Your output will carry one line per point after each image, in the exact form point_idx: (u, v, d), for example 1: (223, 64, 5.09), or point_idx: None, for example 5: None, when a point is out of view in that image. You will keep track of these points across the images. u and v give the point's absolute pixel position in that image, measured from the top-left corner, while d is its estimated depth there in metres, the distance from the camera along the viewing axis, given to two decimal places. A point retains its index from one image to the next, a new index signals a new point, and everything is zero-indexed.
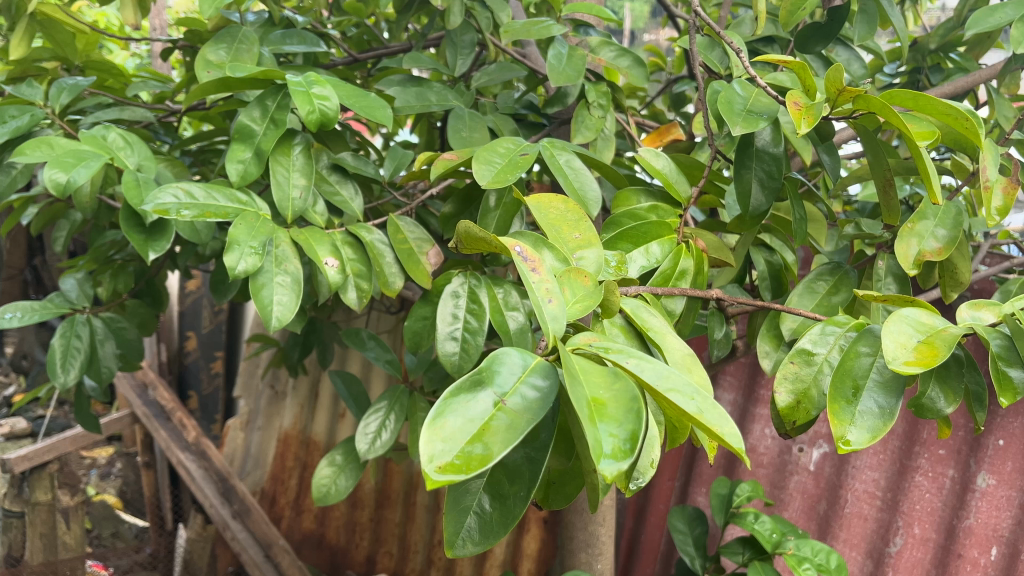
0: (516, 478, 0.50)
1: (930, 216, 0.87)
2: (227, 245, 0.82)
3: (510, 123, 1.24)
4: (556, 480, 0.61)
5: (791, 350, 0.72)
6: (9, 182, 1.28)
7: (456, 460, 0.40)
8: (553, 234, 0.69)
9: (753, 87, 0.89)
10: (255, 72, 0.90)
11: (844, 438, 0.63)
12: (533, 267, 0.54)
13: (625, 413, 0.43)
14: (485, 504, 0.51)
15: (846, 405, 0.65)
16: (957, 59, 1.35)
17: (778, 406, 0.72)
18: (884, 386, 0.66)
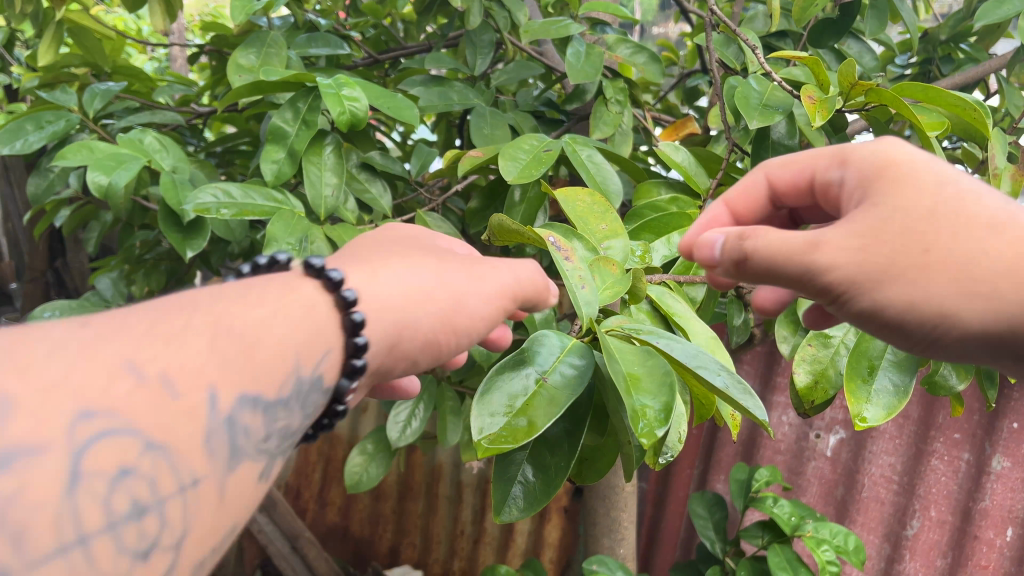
0: (557, 450, 0.57)
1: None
2: (265, 243, 0.86)
3: (530, 120, 1.27)
4: (588, 457, 0.65)
5: (810, 334, 0.81)
6: (47, 187, 1.32)
7: (504, 431, 0.45)
8: (580, 225, 0.73)
9: (768, 82, 0.92)
10: (287, 76, 0.94)
11: (860, 415, 0.72)
12: (567, 256, 0.60)
13: (658, 387, 0.47)
14: (528, 474, 0.58)
15: (863, 383, 0.73)
16: (967, 50, 1.37)
17: (797, 386, 0.79)
18: (898, 365, 0.73)
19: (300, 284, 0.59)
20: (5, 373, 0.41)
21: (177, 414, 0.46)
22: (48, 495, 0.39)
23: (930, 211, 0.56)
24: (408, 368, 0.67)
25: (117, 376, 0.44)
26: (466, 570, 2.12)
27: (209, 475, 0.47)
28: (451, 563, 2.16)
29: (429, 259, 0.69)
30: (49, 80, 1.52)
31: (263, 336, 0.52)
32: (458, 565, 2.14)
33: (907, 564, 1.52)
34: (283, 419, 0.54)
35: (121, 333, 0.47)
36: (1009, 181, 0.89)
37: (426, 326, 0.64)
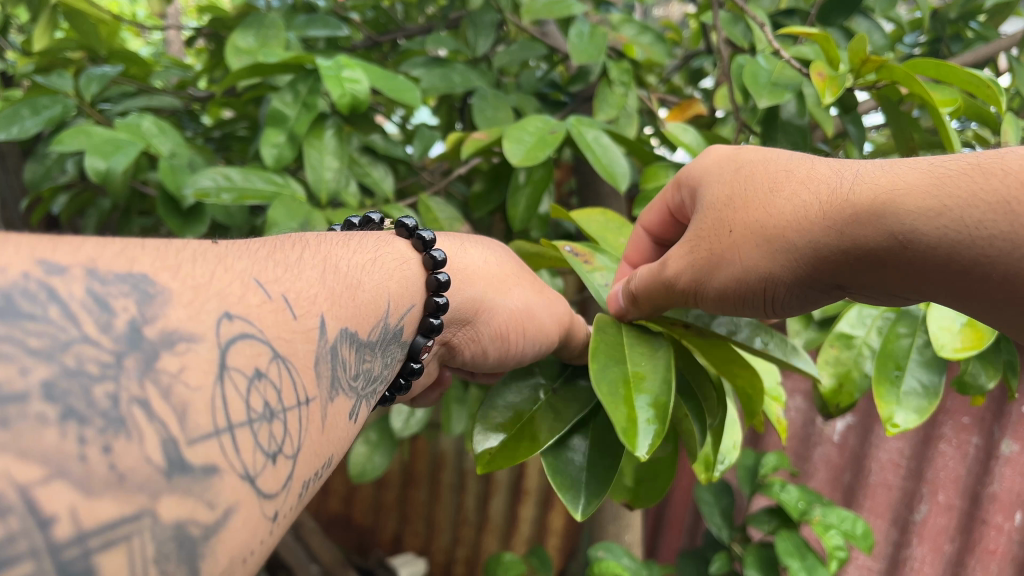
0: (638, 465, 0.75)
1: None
2: (266, 228, 0.85)
3: (534, 102, 1.25)
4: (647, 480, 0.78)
5: (831, 335, 0.81)
6: (44, 174, 1.31)
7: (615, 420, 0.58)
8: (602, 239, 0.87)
9: (777, 60, 0.90)
10: (286, 57, 0.92)
11: (892, 420, 0.73)
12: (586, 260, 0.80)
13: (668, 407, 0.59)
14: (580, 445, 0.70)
15: (892, 387, 0.75)
16: (976, 28, 1.35)
17: (824, 390, 0.82)
18: (925, 365, 0.75)
19: (393, 241, 0.68)
20: (164, 271, 0.41)
21: (297, 334, 0.47)
22: (204, 379, 0.38)
23: (724, 202, 0.66)
24: (477, 353, 0.78)
25: (251, 288, 0.46)
26: (470, 557, 2.12)
27: (316, 398, 0.47)
28: (455, 550, 2.15)
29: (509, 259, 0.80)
30: (44, 64, 1.50)
31: (360, 281, 0.58)
32: (462, 552, 2.13)
33: (915, 549, 1.51)
34: (367, 363, 0.56)
35: (250, 255, 0.49)
36: None
37: (502, 314, 0.75)
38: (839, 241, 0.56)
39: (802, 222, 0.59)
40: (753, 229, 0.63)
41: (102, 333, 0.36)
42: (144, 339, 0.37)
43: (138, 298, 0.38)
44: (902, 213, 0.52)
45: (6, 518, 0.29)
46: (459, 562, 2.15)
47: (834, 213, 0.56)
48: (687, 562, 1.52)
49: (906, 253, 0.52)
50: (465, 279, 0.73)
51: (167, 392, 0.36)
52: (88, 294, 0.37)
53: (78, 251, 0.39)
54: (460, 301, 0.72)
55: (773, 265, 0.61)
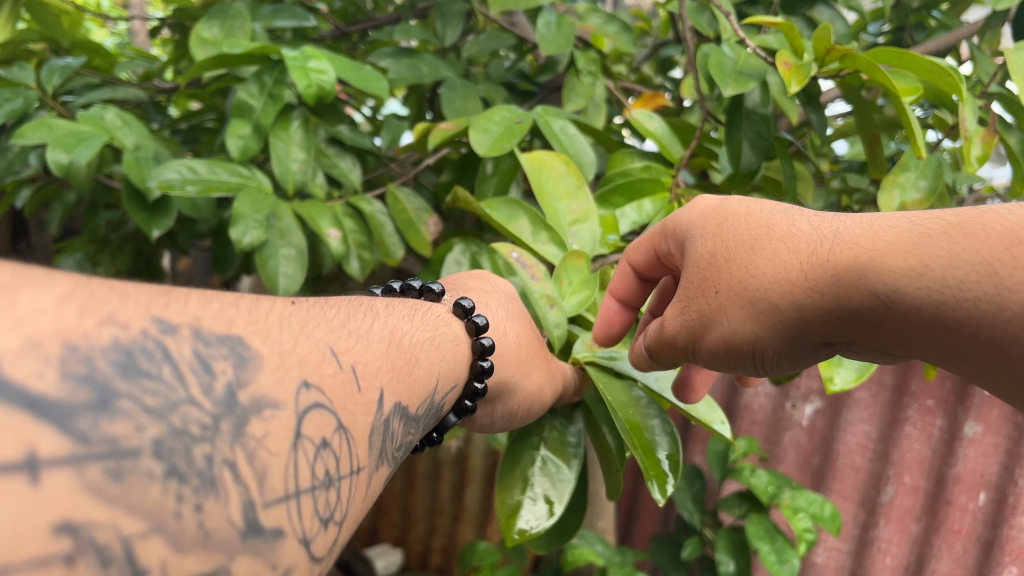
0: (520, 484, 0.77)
1: (912, 168, 0.88)
2: (232, 221, 0.84)
3: (502, 92, 1.25)
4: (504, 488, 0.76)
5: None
6: (7, 166, 1.28)
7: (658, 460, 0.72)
8: (550, 201, 0.84)
9: (742, 49, 0.90)
10: (251, 48, 0.91)
11: (831, 379, 0.78)
12: (532, 275, 0.79)
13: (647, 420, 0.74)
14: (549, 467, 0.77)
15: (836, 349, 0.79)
16: (939, 17, 1.37)
17: None
18: None
19: (448, 319, 0.70)
20: (256, 333, 0.42)
21: (358, 406, 0.47)
22: (283, 444, 0.38)
23: (708, 258, 0.67)
24: (488, 414, 0.80)
25: (327, 358, 0.46)
26: (446, 546, 2.13)
27: (366, 466, 0.46)
28: (430, 540, 2.16)
29: (526, 324, 0.83)
30: (6, 56, 1.47)
31: (416, 357, 0.58)
32: (437, 543, 2.14)
33: (883, 530, 1.54)
34: (408, 435, 0.54)
35: (327, 321, 0.50)
36: (980, 143, 0.88)
37: (522, 393, 0.76)
38: (828, 301, 0.56)
39: (786, 284, 0.59)
40: (736, 290, 0.64)
41: (204, 395, 0.36)
42: (237, 402, 0.37)
43: (235, 361, 0.39)
44: (882, 273, 0.52)
45: (106, 569, 0.29)
46: (434, 552, 2.16)
47: (816, 275, 0.57)
48: (660, 548, 1.54)
49: (890, 312, 0.52)
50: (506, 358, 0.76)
51: (253, 455, 0.36)
52: (194, 354, 0.37)
53: (184, 309, 0.39)
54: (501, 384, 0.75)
55: (760, 326, 0.62)
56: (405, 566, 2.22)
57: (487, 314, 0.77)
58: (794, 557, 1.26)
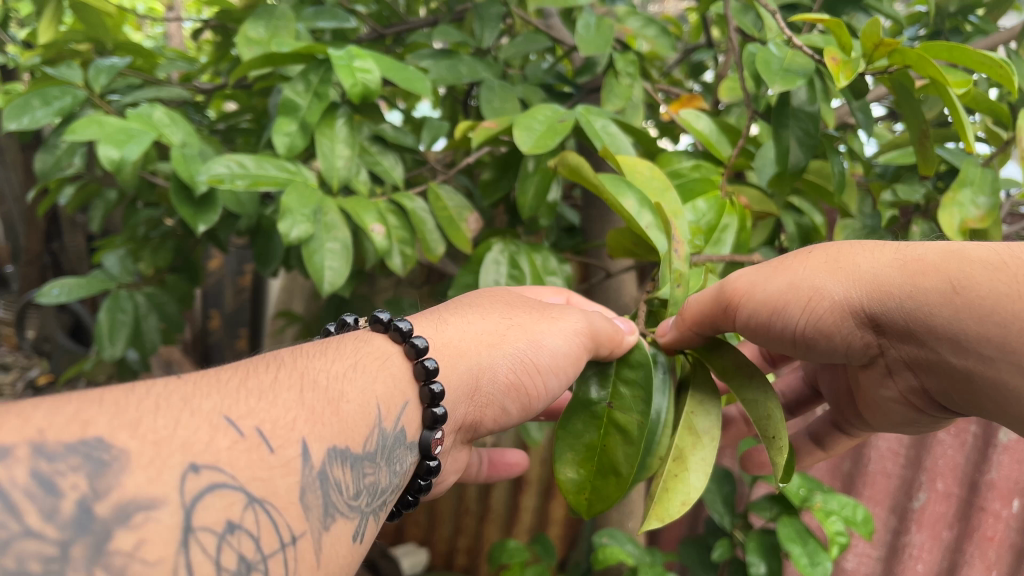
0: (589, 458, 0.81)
1: (969, 183, 0.89)
2: (280, 214, 0.86)
3: (540, 93, 1.26)
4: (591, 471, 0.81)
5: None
6: (54, 164, 1.31)
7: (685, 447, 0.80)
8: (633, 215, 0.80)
9: (789, 47, 0.90)
10: (299, 47, 0.93)
11: None
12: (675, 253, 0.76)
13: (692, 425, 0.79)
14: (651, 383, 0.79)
15: None
16: (975, 22, 1.37)
17: None
18: None
19: (371, 338, 0.73)
20: (124, 430, 0.49)
21: (274, 468, 0.54)
22: (164, 547, 0.46)
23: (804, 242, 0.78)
24: (499, 414, 0.81)
25: (222, 430, 0.53)
26: (472, 547, 2.14)
27: (308, 530, 0.54)
28: (456, 540, 2.18)
29: (499, 315, 0.81)
30: (51, 55, 1.50)
31: (344, 392, 0.63)
32: (464, 543, 2.16)
33: (914, 536, 1.54)
34: (375, 476, 0.63)
35: (224, 391, 0.57)
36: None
37: (502, 370, 0.77)
38: (904, 277, 0.67)
39: (871, 260, 0.70)
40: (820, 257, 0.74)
41: (47, 523, 0.43)
42: (93, 518, 0.45)
43: (89, 471, 0.46)
44: (964, 264, 0.64)
45: None
46: (460, 553, 2.17)
47: (905, 255, 0.68)
48: (688, 549, 1.54)
49: (957, 297, 0.63)
50: (452, 362, 0.74)
51: (121, 568, 0.44)
52: (36, 481, 0.45)
53: (27, 433, 0.47)
54: (455, 388, 0.74)
55: (827, 283, 0.72)
56: (430, 567, 2.23)
57: (438, 322, 0.78)
58: (826, 559, 1.26)
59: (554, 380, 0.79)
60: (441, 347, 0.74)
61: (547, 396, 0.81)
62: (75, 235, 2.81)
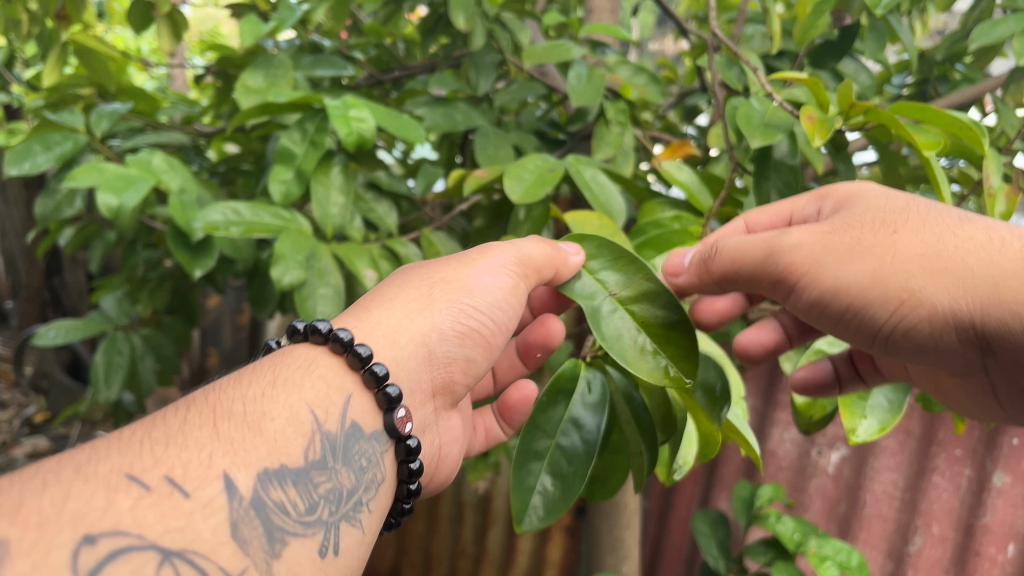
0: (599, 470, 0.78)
1: None
2: (274, 261, 0.88)
3: (533, 140, 1.28)
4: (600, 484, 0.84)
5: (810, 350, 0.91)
6: (54, 208, 1.32)
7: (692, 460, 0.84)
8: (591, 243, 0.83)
9: (771, 102, 0.92)
10: (295, 98, 0.95)
11: (854, 430, 0.84)
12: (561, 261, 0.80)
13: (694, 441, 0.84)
14: (575, 396, 0.74)
15: (858, 401, 0.86)
16: (962, 70, 1.40)
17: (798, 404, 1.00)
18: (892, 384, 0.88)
19: (297, 352, 0.73)
20: (4, 519, 0.48)
21: (195, 511, 0.54)
22: None
23: (891, 210, 0.77)
24: (466, 366, 0.81)
25: (128, 488, 0.53)
26: None
27: (251, 562, 0.56)
28: None
29: (414, 277, 0.81)
30: (54, 100, 1.53)
31: (266, 412, 0.64)
32: None
33: None
34: (332, 481, 0.65)
35: (128, 448, 0.56)
36: (1004, 200, 0.89)
37: (447, 323, 0.77)
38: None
39: (981, 260, 0.71)
40: (919, 242, 0.73)
41: None
42: None
43: None
44: None
45: None
46: None
47: (1021, 265, 0.69)
48: None
49: None
50: (393, 341, 0.75)
51: None
52: None
53: None
54: (410, 362, 0.76)
55: (924, 288, 0.73)
56: None
57: (366, 309, 0.77)
58: None
59: (502, 311, 0.80)
60: (372, 329, 0.75)
61: (505, 331, 0.82)
62: (74, 272, 2.83)
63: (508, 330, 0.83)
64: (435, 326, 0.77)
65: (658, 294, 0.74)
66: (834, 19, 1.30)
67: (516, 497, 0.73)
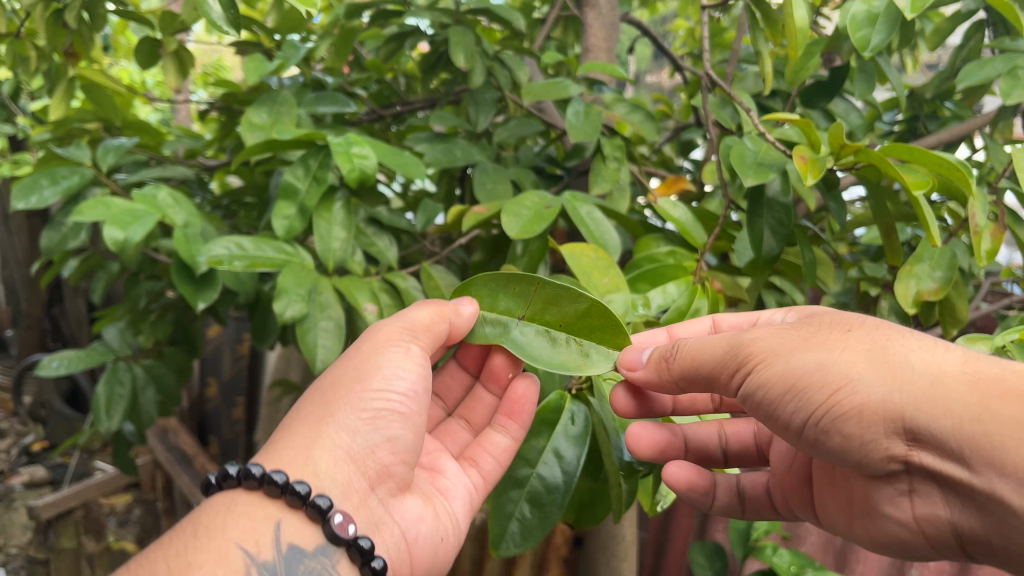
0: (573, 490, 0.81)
1: (926, 259, 0.92)
2: (276, 295, 0.89)
3: (531, 175, 1.31)
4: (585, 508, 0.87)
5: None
6: (60, 240, 1.35)
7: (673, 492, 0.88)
8: (585, 281, 0.85)
9: (763, 141, 0.95)
10: (299, 135, 0.98)
11: None
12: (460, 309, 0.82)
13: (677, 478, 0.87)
14: (559, 427, 0.77)
15: None
16: (952, 107, 1.43)
17: None
18: None
19: (231, 493, 0.78)
20: None
21: None
22: None
23: (848, 319, 0.70)
24: (395, 446, 0.84)
25: None
26: None
27: None
28: None
29: (319, 387, 0.84)
30: (61, 134, 1.56)
31: (194, 560, 0.68)
32: None
33: None
34: None
35: None
36: (992, 238, 0.91)
37: (353, 417, 0.81)
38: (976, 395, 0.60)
39: (931, 362, 0.63)
40: (871, 340, 0.66)
41: None
42: None
43: None
44: None
45: None
46: None
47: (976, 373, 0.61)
48: None
49: None
50: (308, 458, 0.78)
51: None
52: None
53: None
54: (331, 468, 0.79)
55: (864, 375, 0.64)
56: None
57: (279, 439, 0.82)
58: None
59: (401, 382, 0.83)
60: (283, 456, 0.79)
61: (419, 402, 0.85)
62: (75, 300, 2.84)
63: (426, 392, 0.86)
64: (342, 425, 0.80)
65: (558, 293, 0.74)
66: (826, 59, 1.33)
67: (494, 523, 0.77)
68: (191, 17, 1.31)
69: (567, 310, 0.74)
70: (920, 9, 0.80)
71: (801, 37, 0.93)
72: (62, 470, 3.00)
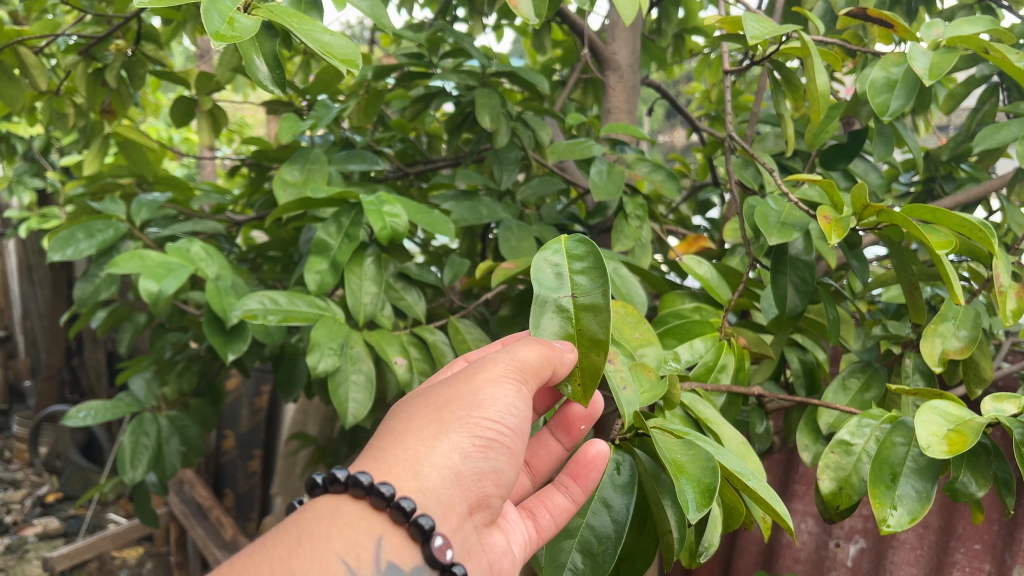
0: (606, 540, 0.71)
1: (950, 317, 0.93)
2: (308, 347, 0.91)
3: (555, 233, 1.33)
4: (626, 559, 0.81)
5: (830, 441, 0.80)
6: (92, 291, 1.38)
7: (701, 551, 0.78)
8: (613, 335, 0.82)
9: (786, 202, 0.97)
10: (333, 193, 1.01)
11: (884, 520, 0.71)
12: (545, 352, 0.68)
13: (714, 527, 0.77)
14: (605, 477, 0.73)
15: (886, 489, 0.73)
16: (968, 169, 1.44)
17: (823, 492, 0.79)
18: (919, 472, 0.74)
19: (337, 500, 0.66)
20: None
21: None
22: None
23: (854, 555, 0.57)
24: (496, 477, 0.71)
25: None
26: None
27: None
28: None
29: (414, 404, 0.72)
30: (95, 189, 1.60)
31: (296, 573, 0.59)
32: None
33: None
34: None
35: None
36: (1015, 297, 0.92)
37: (462, 441, 0.68)
38: None
39: None
40: None
41: None
42: None
43: None
44: None
45: None
46: None
47: None
48: None
49: None
50: (415, 474, 0.67)
51: None
52: None
53: None
54: (438, 487, 0.67)
55: None
56: None
57: (370, 451, 0.70)
58: None
59: (508, 414, 0.70)
60: (391, 464, 0.67)
61: (526, 433, 0.72)
62: (96, 352, 2.87)
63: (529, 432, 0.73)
64: (455, 447, 0.68)
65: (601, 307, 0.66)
66: (845, 122, 1.36)
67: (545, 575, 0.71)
68: (227, 78, 1.36)
69: (590, 326, 0.67)
70: (938, 75, 0.83)
71: (823, 101, 0.96)
72: (75, 523, 2.99)
